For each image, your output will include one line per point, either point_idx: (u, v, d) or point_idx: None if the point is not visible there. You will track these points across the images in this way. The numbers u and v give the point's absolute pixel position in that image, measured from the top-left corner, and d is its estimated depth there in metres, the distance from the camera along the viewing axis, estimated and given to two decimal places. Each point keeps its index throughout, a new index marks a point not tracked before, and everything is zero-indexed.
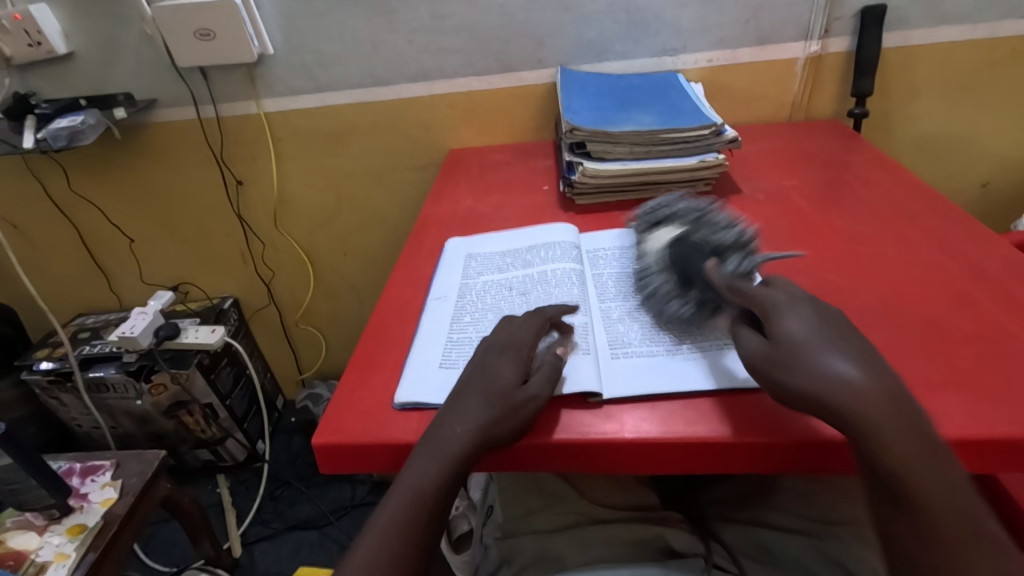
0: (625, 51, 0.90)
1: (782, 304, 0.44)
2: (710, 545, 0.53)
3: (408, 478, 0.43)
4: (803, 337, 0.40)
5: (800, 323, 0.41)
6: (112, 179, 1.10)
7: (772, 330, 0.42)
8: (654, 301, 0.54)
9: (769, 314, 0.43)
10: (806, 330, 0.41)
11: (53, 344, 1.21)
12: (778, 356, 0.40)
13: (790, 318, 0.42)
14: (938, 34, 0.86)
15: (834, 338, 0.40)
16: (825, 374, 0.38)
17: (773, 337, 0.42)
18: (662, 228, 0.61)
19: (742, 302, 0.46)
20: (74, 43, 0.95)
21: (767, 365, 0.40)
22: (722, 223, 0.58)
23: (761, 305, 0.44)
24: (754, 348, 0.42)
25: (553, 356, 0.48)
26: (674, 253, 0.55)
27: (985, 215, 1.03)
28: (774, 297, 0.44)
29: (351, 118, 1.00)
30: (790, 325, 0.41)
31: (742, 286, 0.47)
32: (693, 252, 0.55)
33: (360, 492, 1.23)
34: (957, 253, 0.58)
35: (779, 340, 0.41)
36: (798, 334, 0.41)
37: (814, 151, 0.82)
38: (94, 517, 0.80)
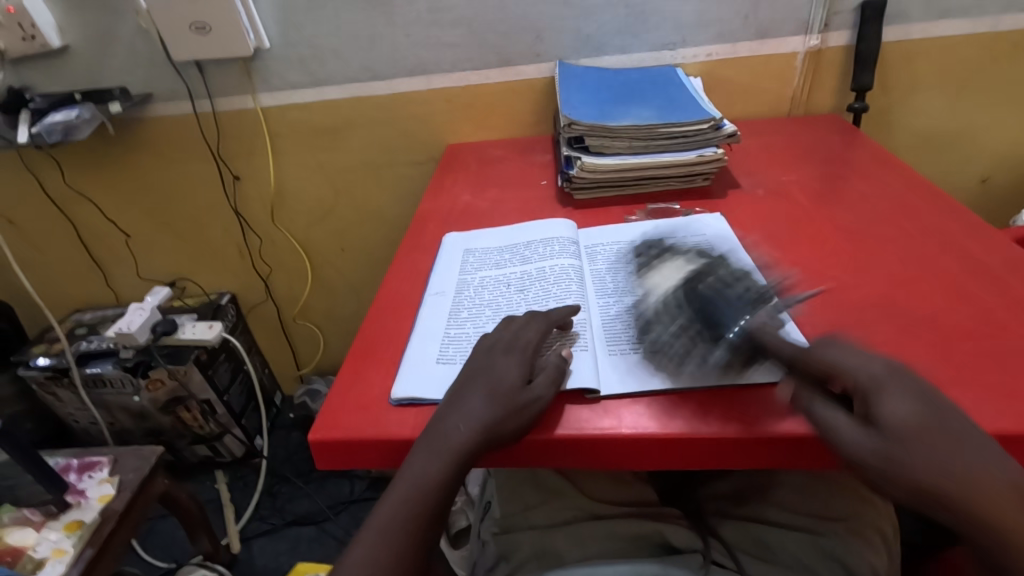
0: (624, 45, 0.90)
1: (882, 378, 0.38)
2: (709, 541, 0.53)
3: (408, 475, 0.43)
4: (909, 421, 0.36)
5: (905, 406, 0.37)
6: (108, 175, 1.10)
7: (874, 414, 0.37)
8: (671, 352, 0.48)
9: (868, 392, 0.38)
10: (911, 414, 0.36)
11: (49, 341, 1.20)
12: (883, 452, 0.36)
13: (890, 397, 0.37)
14: (939, 28, 0.86)
15: (938, 423, 0.36)
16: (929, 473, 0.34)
17: (874, 424, 0.37)
18: (667, 266, 0.54)
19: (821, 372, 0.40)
20: (68, 36, 0.94)
21: (878, 462, 0.36)
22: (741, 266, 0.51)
23: (857, 382, 0.39)
24: (852, 437, 0.37)
25: (557, 356, 0.48)
26: (687, 295, 0.49)
27: (984, 210, 1.03)
28: (870, 372, 0.39)
29: (348, 113, 0.99)
30: (893, 406, 0.37)
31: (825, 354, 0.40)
32: (713, 296, 0.48)
33: (358, 488, 1.23)
34: (957, 249, 0.57)
35: (890, 432, 0.36)
36: (908, 422, 0.36)
37: (814, 146, 0.82)
38: (91, 513, 0.80)
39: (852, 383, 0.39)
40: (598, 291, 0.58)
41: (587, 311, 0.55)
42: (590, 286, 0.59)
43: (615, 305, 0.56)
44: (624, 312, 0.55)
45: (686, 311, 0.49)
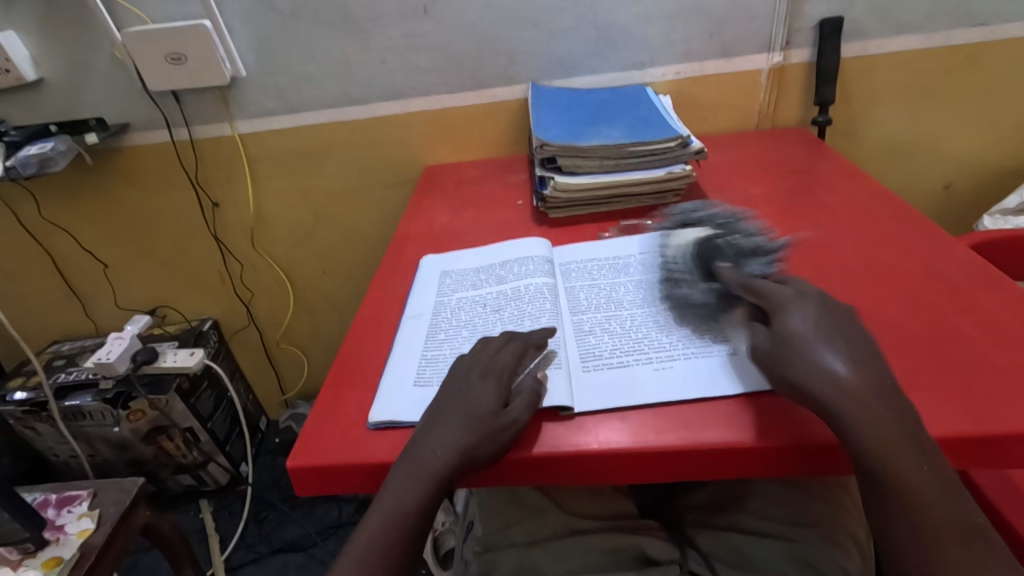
0: (594, 66, 0.92)
1: (790, 302, 0.47)
2: (686, 552, 0.54)
3: (386, 501, 0.44)
4: (799, 334, 0.44)
5: (800, 320, 0.45)
6: (86, 205, 1.09)
7: (778, 325, 0.46)
8: (669, 286, 0.59)
9: (777, 309, 0.47)
10: (806, 327, 0.45)
11: (27, 374, 1.19)
12: (776, 349, 0.45)
13: (819, 348, 0.43)
14: (895, 43, 0.89)
15: (818, 336, 0.44)
16: (781, 381, 0.43)
17: (776, 332, 0.46)
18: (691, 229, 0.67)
19: (754, 299, 0.50)
20: (44, 69, 0.94)
21: (768, 361, 0.44)
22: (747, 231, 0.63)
23: (773, 303, 0.48)
24: (758, 341, 0.46)
25: (533, 379, 0.48)
26: (698, 250, 0.61)
27: (948, 215, 1.06)
28: (785, 296, 0.48)
29: (326, 137, 1.00)
30: (830, 363, 0.42)
31: (756, 285, 0.51)
32: (716, 251, 0.59)
33: (346, 511, 1.22)
34: (918, 256, 0.60)
35: (783, 336, 0.45)
36: (801, 332, 0.45)
37: (781, 160, 0.85)
38: (71, 548, 0.79)
39: (772, 301, 0.48)
40: (572, 308, 0.59)
41: (561, 329, 0.56)
42: (563, 303, 0.60)
43: (588, 321, 0.57)
44: (597, 328, 0.56)
45: (698, 260, 0.60)
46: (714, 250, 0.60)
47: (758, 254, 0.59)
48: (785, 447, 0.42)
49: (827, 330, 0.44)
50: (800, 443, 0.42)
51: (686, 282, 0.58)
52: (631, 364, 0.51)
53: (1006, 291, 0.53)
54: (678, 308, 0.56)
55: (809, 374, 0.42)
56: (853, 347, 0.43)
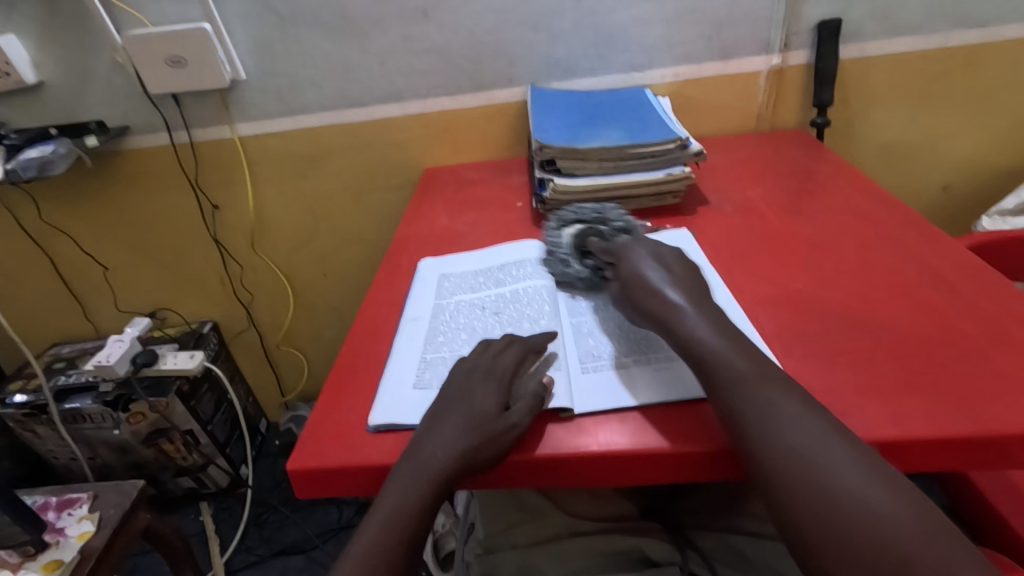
0: (593, 68, 0.93)
1: (632, 250, 0.56)
2: (687, 554, 0.54)
3: (387, 502, 0.44)
4: (634, 274, 0.53)
5: (640, 263, 0.54)
6: (85, 207, 1.09)
7: (622, 270, 0.55)
8: (557, 266, 0.63)
9: (623, 258, 0.56)
10: (640, 268, 0.53)
11: (28, 376, 1.19)
12: (621, 290, 0.54)
13: (662, 286, 0.50)
14: (893, 44, 0.90)
15: (653, 273, 0.52)
16: (635, 314, 0.52)
17: (621, 278, 0.54)
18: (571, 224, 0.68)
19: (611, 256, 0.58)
20: (44, 72, 0.94)
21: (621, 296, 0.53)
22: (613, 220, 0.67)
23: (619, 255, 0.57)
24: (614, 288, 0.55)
25: (537, 387, 0.48)
26: (579, 236, 0.64)
27: (947, 217, 1.07)
28: (628, 247, 0.56)
29: (326, 140, 1.00)
30: (665, 296, 0.50)
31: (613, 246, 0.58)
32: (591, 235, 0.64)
33: (346, 514, 1.22)
34: (917, 258, 0.60)
35: (625, 279, 0.54)
36: (635, 271, 0.53)
37: (779, 161, 0.85)
38: (71, 551, 0.78)
39: (619, 251, 0.57)
40: (570, 310, 0.59)
41: (560, 330, 0.56)
42: (562, 304, 0.60)
43: (586, 322, 0.57)
44: (595, 329, 0.56)
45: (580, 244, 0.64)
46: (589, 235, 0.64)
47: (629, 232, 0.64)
48: None
49: (663, 271, 0.53)
50: None
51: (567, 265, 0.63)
52: (629, 365, 0.51)
53: (1004, 293, 0.53)
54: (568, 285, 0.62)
55: (646, 307, 0.50)
56: (691, 287, 0.51)
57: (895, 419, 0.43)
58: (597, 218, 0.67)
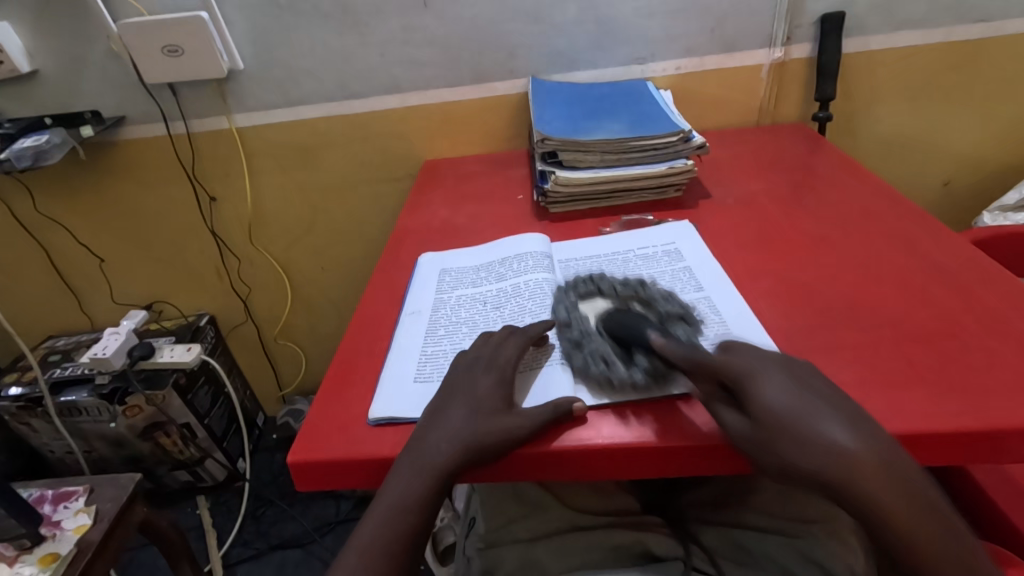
0: (595, 61, 0.92)
1: (752, 369, 0.41)
2: (690, 548, 0.53)
3: (389, 495, 0.43)
4: (782, 408, 0.38)
5: (777, 392, 0.39)
6: (81, 199, 1.08)
7: (752, 405, 0.39)
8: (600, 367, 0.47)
9: (746, 380, 0.40)
10: (783, 399, 0.39)
11: (22, 369, 1.18)
12: (756, 434, 0.38)
13: (827, 430, 0.37)
14: (896, 38, 0.89)
15: (807, 407, 0.38)
16: (780, 467, 0.37)
17: (753, 413, 0.39)
18: (589, 302, 0.56)
19: (705, 370, 0.43)
20: (38, 61, 0.93)
21: (757, 443, 0.38)
22: (655, 296, 0.53)
23: (733, 374, 0.41)
24: (735, 425, 0.40)
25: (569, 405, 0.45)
26: (616, 322, 0.50)
27: (946, 212, 1.07)
28: (746, 360, 0.42)
29: (324, 131, 0.99)
30: (841, 443, 0.36)
31: (703, 353, 0.43)
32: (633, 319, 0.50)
33: (344, 508, 1.21)
34: (920, 252, 0.59)
35: (763, 417, 0.38)
36: (780, 407, 0.38)
37: (782, 155, 0.85)
38: (67, 544, 0.78)
39: (728, 372, 0.41)
40: None
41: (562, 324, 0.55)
42: None
43: None
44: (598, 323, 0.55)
45: (619, 334, 0.49)
46: (627, 319, 0.50)
47: (688, 318, 0.51)
48: None
49: (808, 401, 0.39)
50: None
51: (614, 368, 0.47)
52: None
53: (1009, 287, 0.53)
54: (613, 392, 0.47)
55: (810, 464, 0.36)
56: (851, 417, 0.38)
57: (899, 412, 0.43)
58: (630, 293, 0.54)
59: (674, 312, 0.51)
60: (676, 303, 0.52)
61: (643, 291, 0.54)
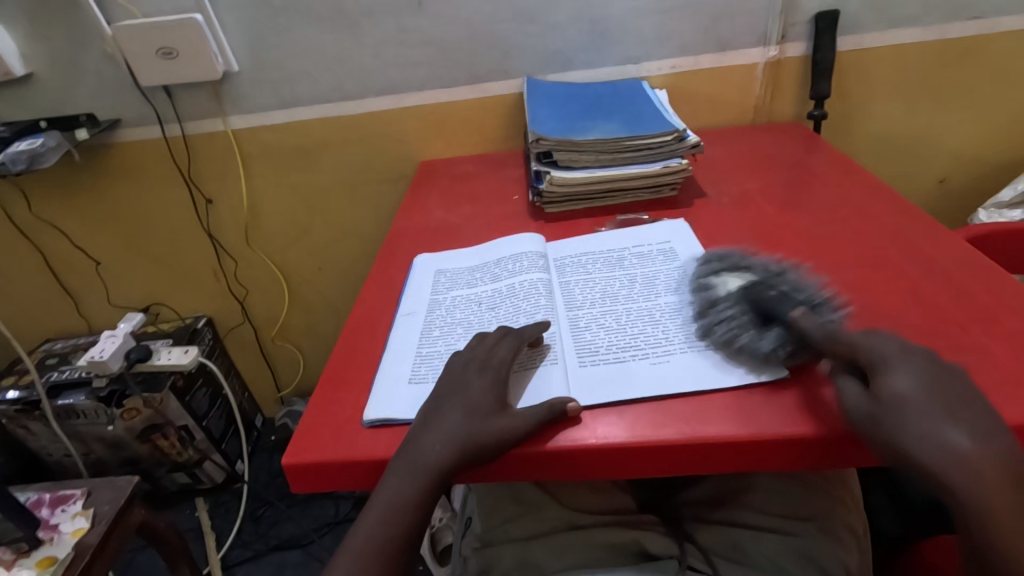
0: (589, 60, 0.92)
1: (894, 357, 0.42)
2: (685, 546, 0.53)
3: (382, 497, 0.43)
4: (907, 398, 0.39)
5: (907, 380, 0.40)
6: (77, 202, 1.08)
7: (880, 386, 0.41)
8: (727, 331, 0.49)
9: (882, 366, 0.42)
10: (913, 389, 0.40)
11: (19, 372, 1.18)
12: (876, 412, 0.40)
13: (947, 424, 0.38)
14: (891, 36, 0.89)
15: (937, 404, 0.39)
16: (891, 450, 0.38)
17: (879, 394, 0.40)
18: (731, 275, 0.56)
19: (844, 350, 0.44)
20: (33, 64, 0.93)
21: (870, 422, 0.39)
22: (794, 281, 0.53)
23: (871, 356, 0.42)
24: (852, 400, 0.41)
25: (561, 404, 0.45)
26: (752, 295, 0.51)
27: (942, 209, 1.07)
28: (884, 352, 0.43)
29: (320, 133, 0.99)
30: (956, 441, 0.37)
31: (844, 336, 0.44)
32: (772, 296, 0.50)
33: (343, 509, 1.21)
34: (914, 250, 0.60)
35: (887, 400, 0.40)
36: (909, 395, 0.39)
37: (777, 153, 0.85)
38: (65, 548, 0.78)
39: (873, 354, 0.42)
40: (567, 303, 0.59)
41: (556, 324, 0.55)
42: (559, 298, 0.60)
43: (584, 316, 0.56)
44: (593, 323, 0.55)
45: (751, 304, 0.51)
46: (768, 295, 0.51)
47: (823, 306, 0.50)
48: (782, 439, 0.42)
49: (939, 394, 0.39)
50: (801, 436, 0.42)
51: (744, 333, 0.48)
52: (627, 358, 0.50)
53: (1002, 285, 0.53)
54: (733, 358, 0.49)
55: None
56: (971, 418, 0.38)
57: None
58: (769, 275, 0.55)
59: (812, 296, 0.51)
60: (811, 290, 0.52)
61: (785, 275, 0.54)
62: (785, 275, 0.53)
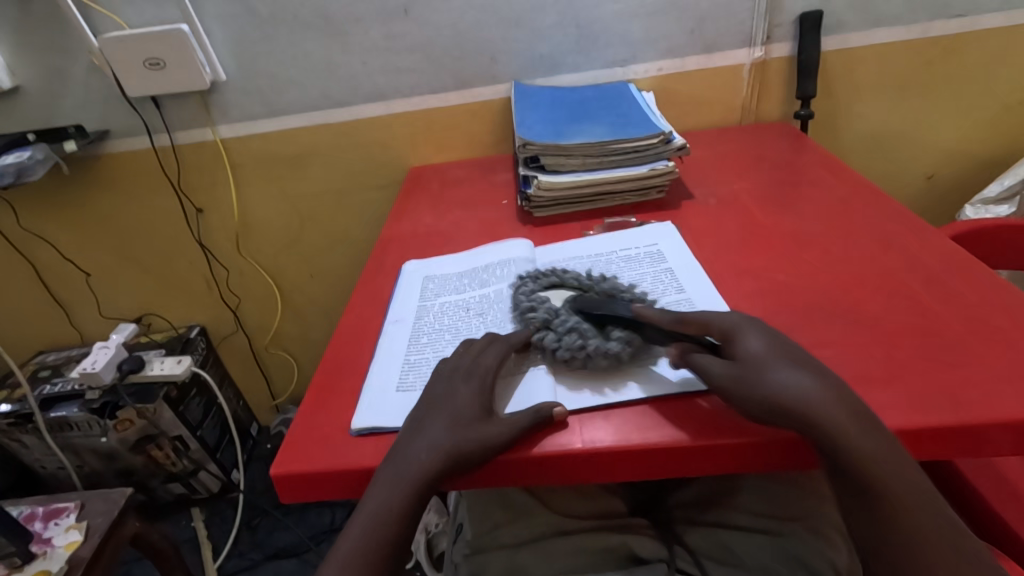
0: (577, 64, 0.92)
1: (740, 325, 0.47)
2: (674, 550, 0.55)
3: (369, 506, 0.44)
4: (760, 354, 0.44)
5: (756, 342, 0.45)
6: (66, 213, 1.08)
7: (735, 351, 0.45)
8: (571, 338, 0.50)
9: (730, 335, 0.46)
10: (764, 348, 0.44)
11: (12, 385, 1.17)
12: (744, 374, 0.43)
13: (783, 371, 0.42)
14: (875, 35, 0.90)
15: (775, 357, 0.43)
16: (764, 406, 0.41)
17: (736, 358, 0.44)
18: (553, 288, 0.57)
19: (693, 329, 0.47)
20: (20, 77, 0.93)
21: (734, 381, 0.43)
22: (611, 282, 0.57)
23: (724, 327, 0.47)
24: (719, 369, 0.44)
25: (548, 408, 0.45)
26: (580, 303, 0.53)
27: (931, 206, 1.07)
28: (730, 320, 0.47)
29: (310, 141, 0.99)
30: (795, 384, 0.41)
31: (688, 316, 0.48)
32: (599, 300, 0.53)
33: (339, 516, 1.21)
34: (899, 248, 0.60)
35: (747, 359, 0.44)
36: (758, 352, 0.44)
37: (764, 154, 0.85)
38: (58, 561, 0.78)
39: (721, 327, 0.47)
40: None
41: None
42: None
43: None
44: None
45: (584, 312, 0.53)
46: (596, 300, 0.53)
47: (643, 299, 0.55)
48: (769, 440, 0.42)
49: (783, 350, 0.45)
50: (786, 437, 0.42)
51: (588, 339, 0.50)
52: (612, 362, 0.51)
53: (985, 282, 0.53)
54: (580, 364, 0.49)
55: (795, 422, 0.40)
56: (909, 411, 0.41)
57: (878, 409, 0.43)
58: (580, 282, 0.57)
59: (630, 294, 0.55)
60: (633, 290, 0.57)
61: (600, 279, 0.58)
62: (601, 283, 0.57)
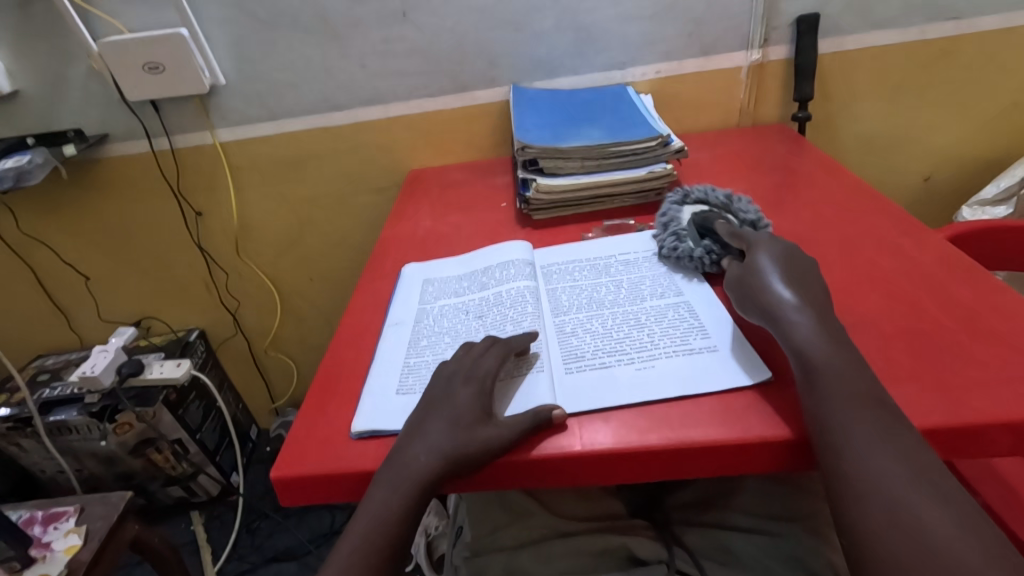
0: (575, 67, 0.93)
1: (762, 241, 0.55)
2: (673, 550, 0.55)
3: (368, 510, 0.44)
4: (761, 266, 0.52)
5: (765, 254, 0.53)
6: (66, 217, 1.08)
7: (748, 259, 0.54)
8: (672, 241, 0.62)
9: (754, 247, 0.55)
10: (768, 262, 0.52)
11: (11, 389, 1.17)
12: (744, 277, 0.52)
13: (778, 281, 0.49)
14: (872, 37, 0.90)
15: (777, 270, 0.51)
16: (748, 304, 0.50)
17: (745, 265, 0.53)
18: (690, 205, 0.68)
19: (738, 244, 0.57)
20: (19, 81, 0.93)
21: (739, 281, 0.52)
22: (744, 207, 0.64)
23: (750, 243, 0.55)
24: (734, 272, 0.54)
25: (547, 411, 0.45)
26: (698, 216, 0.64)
27: (928, 207, 1.08)
28: (762, 239, 0.55)
29: (309, 144, 1.00)
30: (780, 293, 0.48)
31: (741, 233, 0.57)
32: (713, 216, 0.63)
33: (339, 518, 1.21)
34: (896, 250, 0.60)
35: (751, 265, 0.53)
36: (763, 263, 0.52)
37: (761, 156, 0.85)
38: (56, 566, 0.78)
39: (751, 240, 0.56)
40: (554, 310, 0.59)
41: (543, 332, 0.56)
42: (546, 305, 0.60)
43: (570, 322, 0.57)
44: (579, 329, 0.56)
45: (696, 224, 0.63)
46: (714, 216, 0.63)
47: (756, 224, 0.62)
48: (767, 441, 0.42)
49: (786, 269, 0.51)
50: (784, 439, 0.42)
51: (682, 242, 0.62)
52: (612, 364, 0.51)
53: (982, 284, 0.53)
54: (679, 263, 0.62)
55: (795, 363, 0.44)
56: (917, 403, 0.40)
57: None
58: (721, 203, 0.66)
59: (751, 217, 0.63)
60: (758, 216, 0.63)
61: (737, 203, 0.65)
62: (733, 207, 0.65)
